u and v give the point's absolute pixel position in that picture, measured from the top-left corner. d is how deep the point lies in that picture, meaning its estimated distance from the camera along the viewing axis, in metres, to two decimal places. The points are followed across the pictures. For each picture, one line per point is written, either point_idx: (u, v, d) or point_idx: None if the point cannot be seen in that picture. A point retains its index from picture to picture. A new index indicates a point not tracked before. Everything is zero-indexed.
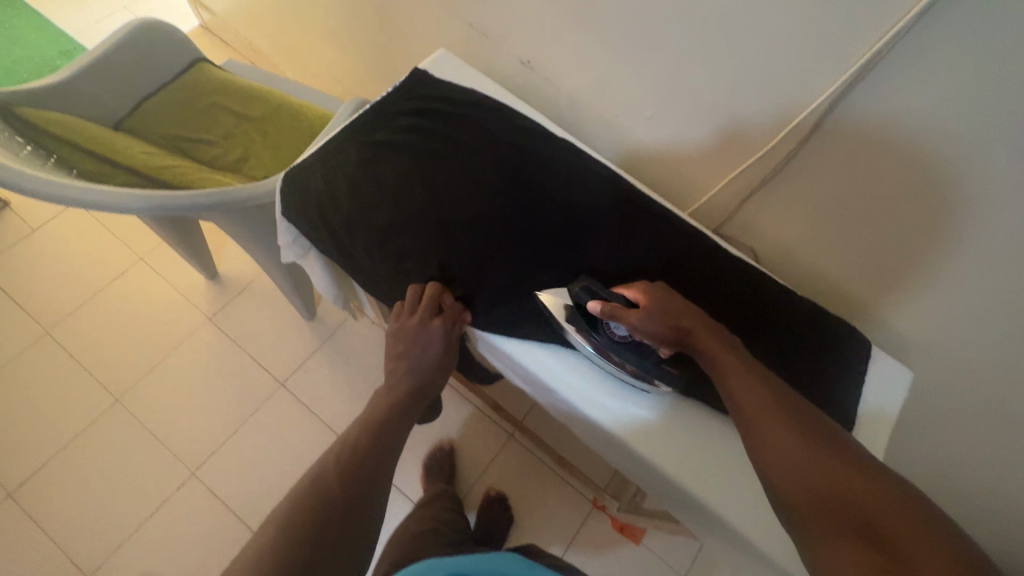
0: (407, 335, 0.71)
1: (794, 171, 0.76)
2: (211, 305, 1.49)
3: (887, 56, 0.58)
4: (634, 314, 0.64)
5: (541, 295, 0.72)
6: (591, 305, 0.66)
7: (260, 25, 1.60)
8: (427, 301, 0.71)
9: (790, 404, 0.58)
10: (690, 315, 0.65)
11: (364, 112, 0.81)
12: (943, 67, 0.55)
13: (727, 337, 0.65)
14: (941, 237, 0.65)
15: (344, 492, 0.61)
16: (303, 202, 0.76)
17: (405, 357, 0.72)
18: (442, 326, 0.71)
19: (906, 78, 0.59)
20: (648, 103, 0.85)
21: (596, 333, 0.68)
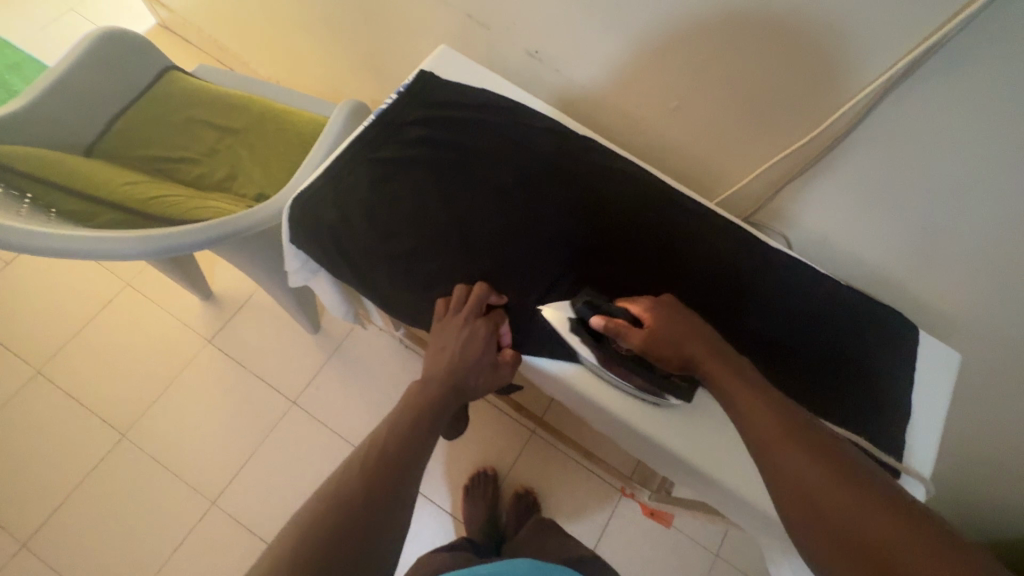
0: (450, 334, 0.64)
1: (837, 157, 0.72)
2: (209, 326, 1.42)
3: (952, 41, 0.55)
4: (636, 335, 0.61)
5: (546, 310, 0.67)
6: (595, 321, 0.63)
7: (225, 22, 1.49)
8: (473, 301, 0.65)
9: (798, 426, 0.54)
10: (688, 335, 0.61)
11: (368, 124, 0.75)
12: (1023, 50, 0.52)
13: (729, 354, 0.61)
14: (995, 219, 0.64)
15: (367, 508, 0.54)
16: (316, 232, 0.70)
17: (446, 356, 0.64)
18: (489, 327, 0.65)
19: (969, 65, 0.56)
20: (673, 92, 0.81)
21: (600, 348, 0.64)
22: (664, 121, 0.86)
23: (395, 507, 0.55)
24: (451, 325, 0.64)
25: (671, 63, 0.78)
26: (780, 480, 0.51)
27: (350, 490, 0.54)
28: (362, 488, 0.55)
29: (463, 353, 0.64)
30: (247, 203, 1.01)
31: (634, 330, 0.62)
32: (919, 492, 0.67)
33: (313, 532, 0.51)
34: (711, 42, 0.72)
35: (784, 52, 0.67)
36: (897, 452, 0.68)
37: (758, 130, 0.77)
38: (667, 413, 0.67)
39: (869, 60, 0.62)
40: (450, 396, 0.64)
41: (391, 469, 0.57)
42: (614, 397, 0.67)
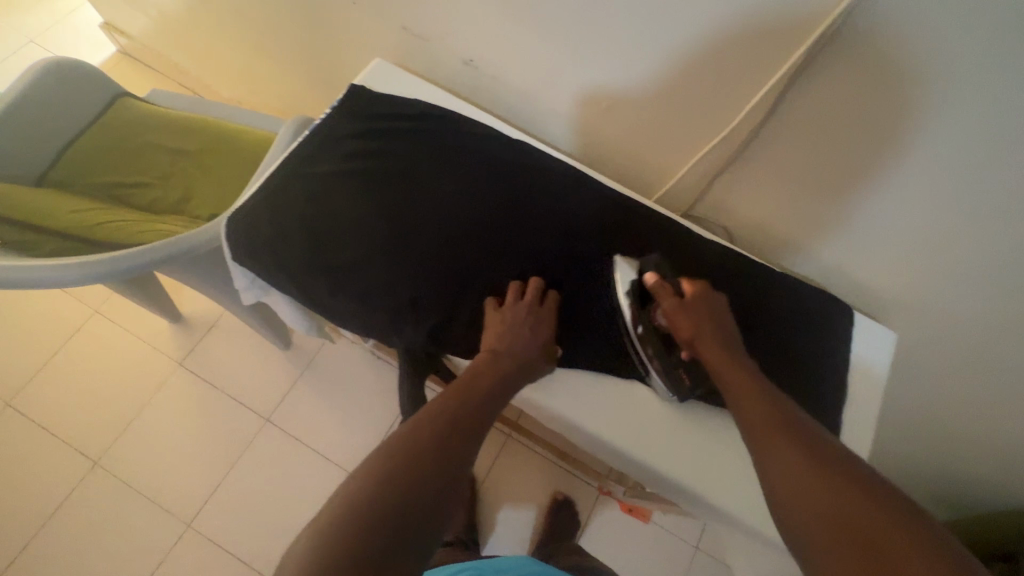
0: (520, 315, 0.67)
1: (763, 146, 0.74)
2: (180, 349, 1.42)
3: (840, 32, 0.58)
4: (668, 301, 0.66)
5: (619, 260, 0.72)
6: (646, 277, 0.68)
7: (183, 46, 1.49)
8: (532, 290, 0.69)
9: (796, 426, 0.55)
10: (712, 318, 0.65)
11: (304, 141, 0.75)
12: (902, 37, 0.55)
13: (738, 353, 0.64)
14: (913, 193, 0.67)
15: (440, 452, 0.50)
16: (253, 250, 0.70)
17: (518, 332, 0.65)
18: (550, 311, 0.69)
19: (857, 54, 0.59)
20: (602, 94, 0.84)
21: (638, 308, 0.68)
22: (600, 121, 0.88)
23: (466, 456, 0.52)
24: (520, 307, 0.67)
25: (598, 64, 0.80)
26: (775, 475, 0.52)
27: (422, 436, 0.51)
28: (417, 440, 0.51)
29: (529, 331, 0.66)
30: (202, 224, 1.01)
31: (672, 296, 0.66)
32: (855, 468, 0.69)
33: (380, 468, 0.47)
34: (636, 40, 0.73)
35: (704, 45, 0.69)
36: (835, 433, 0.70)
37: (689, 123, 0.79)
38: (605, 409, 0.71)
39: (778, 49, 0.63)
40: (518, 371, 0.63)
41: (465, 419, 0.55)
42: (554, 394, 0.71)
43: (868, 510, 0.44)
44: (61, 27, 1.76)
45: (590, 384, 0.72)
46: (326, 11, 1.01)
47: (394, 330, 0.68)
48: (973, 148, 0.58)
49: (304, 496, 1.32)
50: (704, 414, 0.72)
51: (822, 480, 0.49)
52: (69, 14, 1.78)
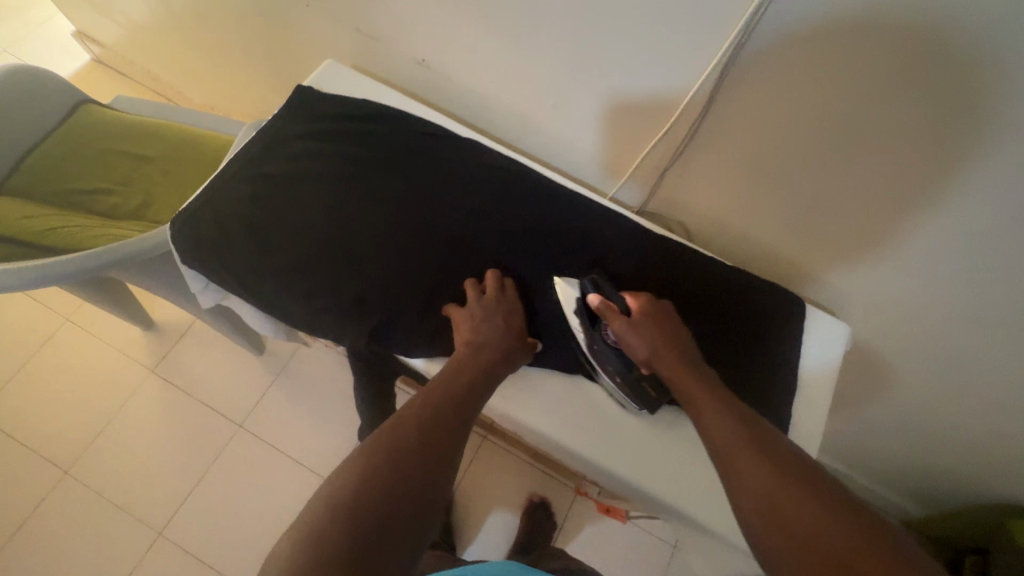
0: (490, 309, 0.67)
1: (706, 136, 0.74)
2: (152, 356, 1.42)
3: (764, 19, 0.59)
4: (618, 321, 0.64)
5: (558, 281, 0.70)
6: (589, 298, 0.67)
7: (152, 53, 1.49)
8: (490, 284, 0.69)
9: (760, 437, 0.53)
10: (664, 332, 0.64)
11: (252, 143, 0.76)
12: (821, 23, 0.56)
13: (694, 362, 0.63)
14: (852, 178, 0.67)
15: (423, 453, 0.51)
16: (197, 251, 0.70)
17: (484, 328, 0.66)
18: (513, 299, 0.70)
19: (783, 42, 0.59)
20: (551, 91, 0.84)
21: (592, 327, 0.67)
22: (553, 119, 0.88)
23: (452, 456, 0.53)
24: (487, 303, 0.67)
25: (546, 61, 0.80)
26: (744, 492, 0.49)
27: (406, 437, 0.52)
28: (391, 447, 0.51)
29: (500, 324, 0.67)
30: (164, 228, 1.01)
31: (620, 316, 0.65)
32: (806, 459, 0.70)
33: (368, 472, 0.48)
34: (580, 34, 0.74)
35: (643, 36, 0.69)
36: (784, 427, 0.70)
37: (638, 116, 0.79)
38: (560, 405, 0.71)
39: (712, 36, 0.63)
40: (495, 362, 0.64)
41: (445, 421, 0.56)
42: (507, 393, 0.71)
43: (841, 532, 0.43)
44: (34, 37, 1.76)
45: (543, 383, 0.72)
46: (284, 14, 1.02)
47: (340, 329, 0.68)
48: (899, 130, 0.59)
49: (278, 502, 1.31)
50: (654, 410, 0.71)
51: (792, 498, 0.47)
52: (42, 23, 1.78)
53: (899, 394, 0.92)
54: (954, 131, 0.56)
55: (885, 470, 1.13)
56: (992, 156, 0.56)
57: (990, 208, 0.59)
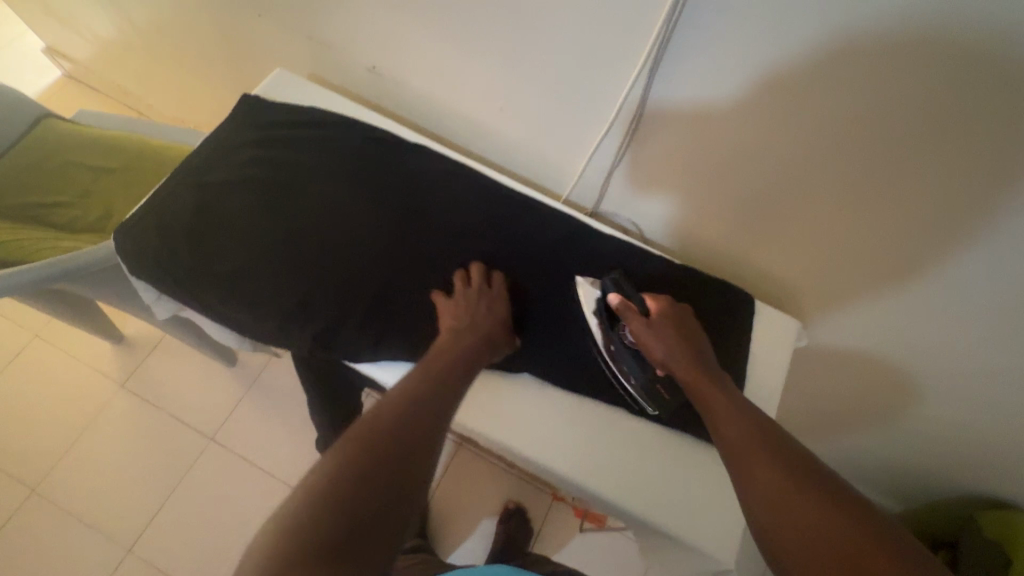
0: (473, 300, 0.68)
1: (649, 127, 0.76)
2: (122, 370, 1.41)
3: (683, 15, 0.62)
4: (637, 322, 0.67)
5: (581, 281, 0.74)
6: (611, 297, 0.69)
7: (121, 68, 1.50)
8: (478, 279, 0.71)
9: (775, 443, 0.54)
10: (679, 338, 0.66)
11: (198, 152, 0.76)
12: (735, 15, 0.59)
13: (712, 370, 0.64)
14: (786, 163, 0.70)
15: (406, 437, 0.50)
16: (141, 260, 0.70)
17: (470, 318, 0.67)
18: (499, 292, 0.71)
19: (705, 35, 0.62)
20: (499, 96, 0.85)
21: (609, 330, 0.69)
22: (504, 124, 0.90)
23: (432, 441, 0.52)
24: (472, 294, 0.69)
25: (491, 65, 0.82)
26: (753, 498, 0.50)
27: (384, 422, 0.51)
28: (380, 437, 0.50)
29: (482, 314, 0.68)
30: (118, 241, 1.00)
31: (637, 317, 0.67)
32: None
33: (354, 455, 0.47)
34: (520, 34, 0.75)
35: (579, 34, 0.70)
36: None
37: (583, 114, 0.80)
38: (512, 407, 0.71)
39: (643, 28, 0.65)
40: (477, 351, 0.64)
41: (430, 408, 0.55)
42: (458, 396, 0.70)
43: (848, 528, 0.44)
44: (6, 54, 1.76)
45: (494, 385, 0.71)
46: (241, 26, 1.02)
47: (283, 335, 0.68)
48: (821, 111, 0.63)
49: (249, 515, 1.29)
50: (601, 409, 0.71)
51: (801, 492, 0.48)
52: (15, 40, 1.78)
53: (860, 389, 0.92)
54: (887, 93, 0.58)
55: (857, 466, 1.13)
56: (928, 116, 0.57)
57: (922, 172, 0.62)
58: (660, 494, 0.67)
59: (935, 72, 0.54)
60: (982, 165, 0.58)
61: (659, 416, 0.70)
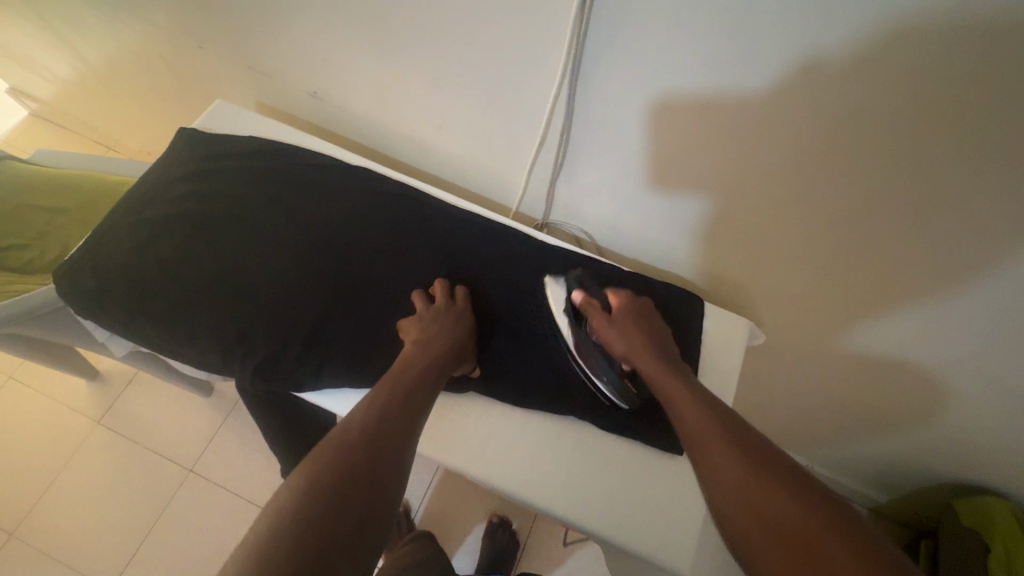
0: (441, 314, 0.68)
1: (584, 135, 0.77)
2: (98, 407, 1.40)
3: (588, 31, 0.63)
4: (601, 320, 0.68)
5: (548, 281, 0.74)
6: (575, 296, 0.71)
7: (84, 104, 1.50)
8: (442, 293, 0.70)
9: (731, 426, 0.54)
10: (643, 328, 0.67)
11: (136, 188, 0.77)
12: (638, 28, 0.60)
13: (673, 358, 0.65)
14: (716, 163, 0.71)
15: (376, 454, 0.50)
16: (81, 300, 0.70)
17: (433, 331, 0.66)
18: (461, 306, 0.70)
19: (615, 48, 0.63)
20: (439, 113, 0.86)
21: (576, 328, 0.71)
22: (448, 140, 0.90)
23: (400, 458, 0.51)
24: (435, 311, 0.68)
25: (427, 84, 0.82)
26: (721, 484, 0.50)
27: (350, 437, 0.50)
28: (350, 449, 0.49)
29: (450, 327, 0.67)
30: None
31: (601, 313, 0.69)
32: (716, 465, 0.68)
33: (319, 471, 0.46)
34: (447, 49, 0.75)
35: (500, 48, 0.71)
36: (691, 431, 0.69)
37: (519, 124, 0.80)
38: (463, 428, 0.70)
39: (556, 39, 0.66)
40: (447, 362, 0.64)
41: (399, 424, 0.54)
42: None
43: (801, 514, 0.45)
44: None
45: (442, 407, 0.71)
46: (192, 57, 1.03)
47: (227, 366, 0.68)
48: (736, 113, 0.63)
49: (230, 546, 1.28)
50: (552, 422, 0.71)
51: (766, 481, 0.48)
52: None
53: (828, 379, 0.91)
54: (813, 79, 0.56)
55: (840, 455, 1.12)
56: (859, 97, 0.56)
57: (839, 165, 0.63)
58: (614, 505, 0.66)
59: (861, 48, 0.52)
60: (922, 137, 0.56)
61: (608, 426, 0.70)
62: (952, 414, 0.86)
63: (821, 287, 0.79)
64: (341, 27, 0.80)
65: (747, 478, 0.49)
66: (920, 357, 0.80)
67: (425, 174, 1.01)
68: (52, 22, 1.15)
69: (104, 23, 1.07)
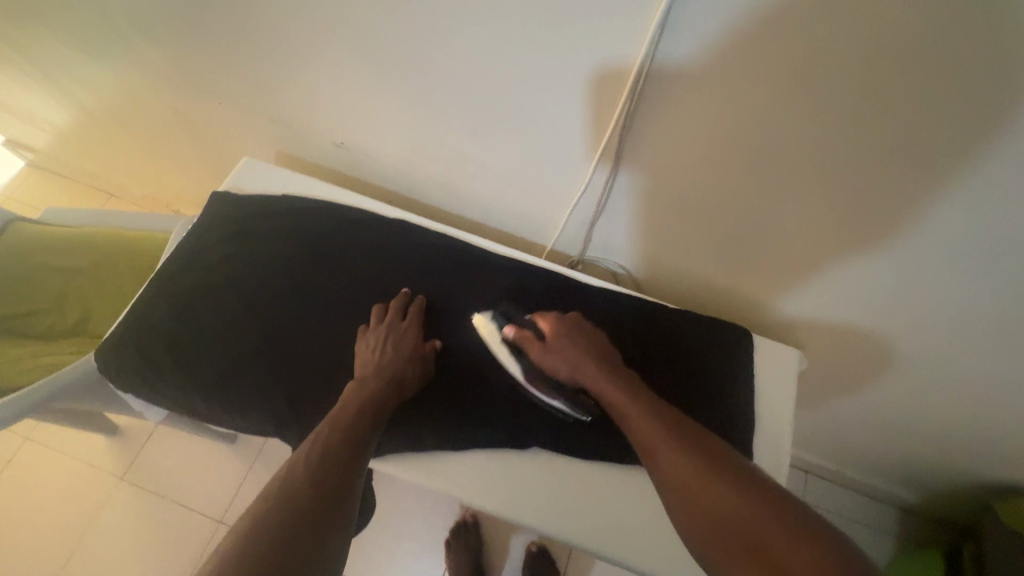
0: (387, 332, 0.71)
1: (627, 183, 0.77)
2: (119, 462, 1.36)
3: (642, 91, 0.63)
4: (536, 351, 0.71)
5: (478, 318, 0.76)
6: (506, 332, 0.73)
7: (85, 152, 1.46)
8: (395, 307, 0.74)
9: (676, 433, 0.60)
10: (581, 343, 0.70)
11: (173, 256, 0.76)
12: (693, 87, 0.60)
13: (613, 367, 0.69)
14: (759, 206, 0.72)
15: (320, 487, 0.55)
16: (129, 377, 0.69)
17: (376, 353, 0.69)
18: (411, 320, 0.73)
19: (667, 105, 0.64)
20: (470, 160, 0.87)
21: (517, 359, 0.73)
22: (479, 185, 0.91)
23: (347, 491, 0.57)
24: (382, 329, 0.71)
25: (463, 134, 0.83)
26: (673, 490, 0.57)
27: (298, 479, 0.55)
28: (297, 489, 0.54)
29: (398, 343, 0.70)
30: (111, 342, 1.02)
31: (538, 344, 0.71)
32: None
33: (261, 522, 0.49)
34: (491, 105, 0.76)
35: (544, 103, 0.71)
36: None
37: (558, 172, 0.81)
38: (529, 486, 0.71)
39: (608, 98, 0.66)
40: (389, 389, 0.68)
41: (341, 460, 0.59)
42: (468, 482, 0.71)
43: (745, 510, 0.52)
44: None
45: (506, 466, 0.72)
46: (212, 107, 1.02)
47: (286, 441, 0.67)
48: (785, 163, 0.64)
49: None
50: (616, 472, 0.73)
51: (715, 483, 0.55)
52: None
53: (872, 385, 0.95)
54: (870, 141, 0.57)
55: (876, 456, 1.15)
56: (908, 163, 0.57)
57: (893, 214, 0.63)
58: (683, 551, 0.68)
59: (918, 121, 0.53)
60: (976, 199, 0.57)
61: None
62: (992, 420, 0.89)
63: (862, 315, 0.81)
64: (382, 84, 0.80)
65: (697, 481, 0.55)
66: (963, 372, 0.82)
67: (455, 218, 1.01)
68: (58, 78, 1.13)
69: (116, 78, 1.06)
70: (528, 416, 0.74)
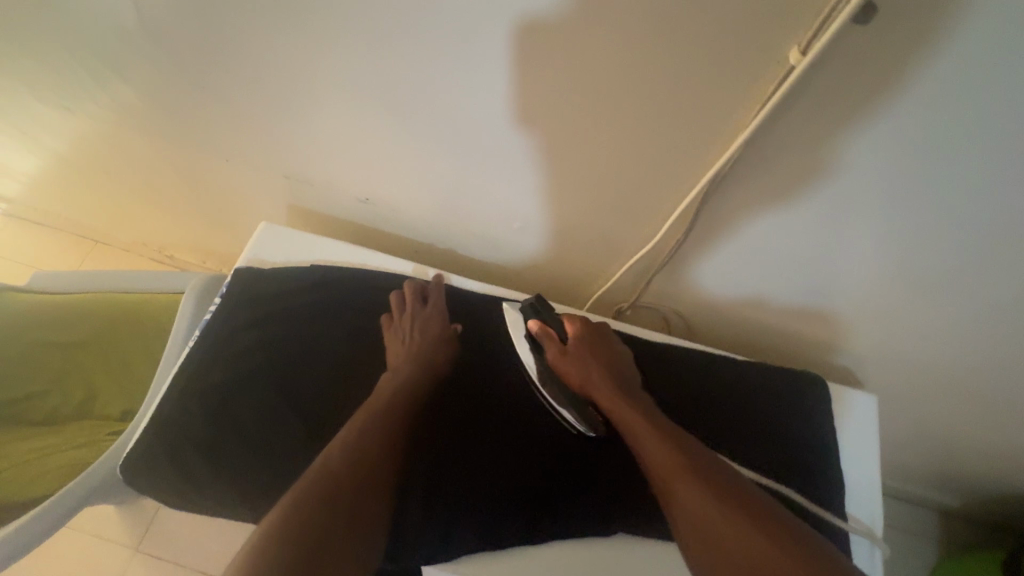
0: (417, 317, 0.75)
1: (699, 239, 0.74)
2: (131, 533, 1.28)
3: (742, 157, 0.59)
4: (552, 354, 0.73)
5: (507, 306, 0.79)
6: (533, 324, 0.75)
7: (66, 201, 1.36)
8: (411, 297, 0.77)
9: (696, 462, 0.63)
10: (603, 356, 0.73)
11: (199, 345, 0.72)
12: (802, 156, 0.57)
13: (629, 385, 0.71)
14: (841, 264, 0.70)
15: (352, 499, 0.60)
16: (164, 485, 0.65)
17: (411, 340, 0.74)
18: (435, 308, 0.77)
19: (766, 170, 0.60)
20: (514, 217, 0.84)
21: (535, 355, 0.74)
22: (520, 239, 0.89)
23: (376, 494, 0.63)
24: (411, 317, 0.75)
25: (513, 192, 0.79)
26: (687, 516, 0.59)
27: (335, 480, 0.60)
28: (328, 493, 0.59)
29: (427, 330, 0.75)
30: (126, 422, 0.95)
31: (557, 345, 0.74)
32: (874, 555, 0.72)
33: (295, 522, 0.55)
34: (545, 162, 0.72)
35: (607, 159, 0.68)
36: (842, 543, 0.71)
37: (615, 223, 0.78)
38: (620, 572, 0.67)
39: (690, 154, 0.63)
40: (427, 376, 0.72)
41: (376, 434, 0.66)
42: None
43: (756, 547, 0.55)
44: None
45: (595, 550, 0.68)
46: (219, 162, 0.95)
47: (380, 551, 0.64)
48: (877, 229, 0.63)
49: None
50: None
51: (732, 523, 0.57)
52: None
53: (926, 410, 0.94)
54: (961, 216, 0.57)
55: (923, 472, 1.13)
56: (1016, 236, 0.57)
57: (988, 278, 0.64)
58: None
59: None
60: None
61: None
62: None
63: (928, 352, 0.81)
64: (425, 145, 0.76)
65: (718, 514, 0.58)
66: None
67: (494, 267, 0.98)
68: (41, 133, 1.04)
69: (107, 131, 0.97)
70: (605, 501, 0.69)
